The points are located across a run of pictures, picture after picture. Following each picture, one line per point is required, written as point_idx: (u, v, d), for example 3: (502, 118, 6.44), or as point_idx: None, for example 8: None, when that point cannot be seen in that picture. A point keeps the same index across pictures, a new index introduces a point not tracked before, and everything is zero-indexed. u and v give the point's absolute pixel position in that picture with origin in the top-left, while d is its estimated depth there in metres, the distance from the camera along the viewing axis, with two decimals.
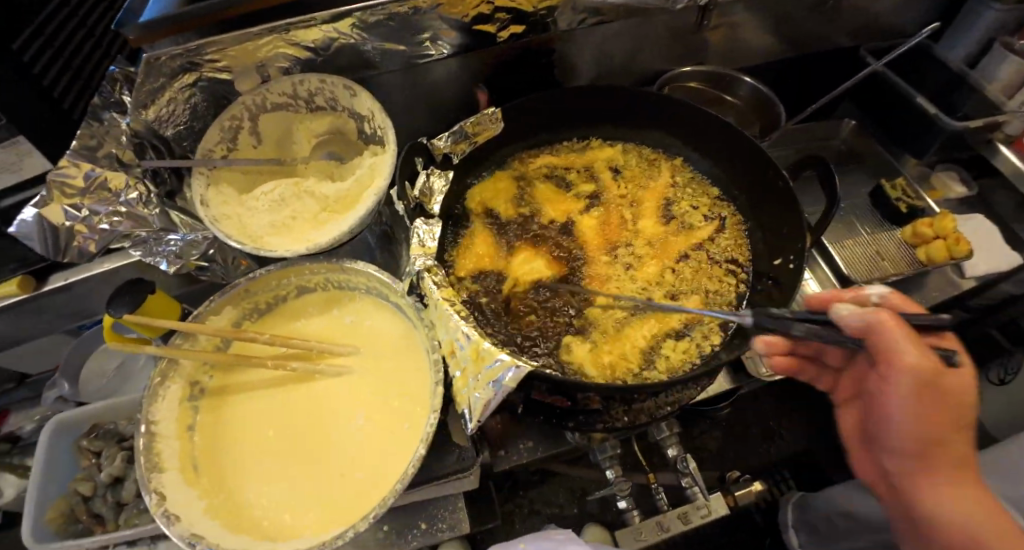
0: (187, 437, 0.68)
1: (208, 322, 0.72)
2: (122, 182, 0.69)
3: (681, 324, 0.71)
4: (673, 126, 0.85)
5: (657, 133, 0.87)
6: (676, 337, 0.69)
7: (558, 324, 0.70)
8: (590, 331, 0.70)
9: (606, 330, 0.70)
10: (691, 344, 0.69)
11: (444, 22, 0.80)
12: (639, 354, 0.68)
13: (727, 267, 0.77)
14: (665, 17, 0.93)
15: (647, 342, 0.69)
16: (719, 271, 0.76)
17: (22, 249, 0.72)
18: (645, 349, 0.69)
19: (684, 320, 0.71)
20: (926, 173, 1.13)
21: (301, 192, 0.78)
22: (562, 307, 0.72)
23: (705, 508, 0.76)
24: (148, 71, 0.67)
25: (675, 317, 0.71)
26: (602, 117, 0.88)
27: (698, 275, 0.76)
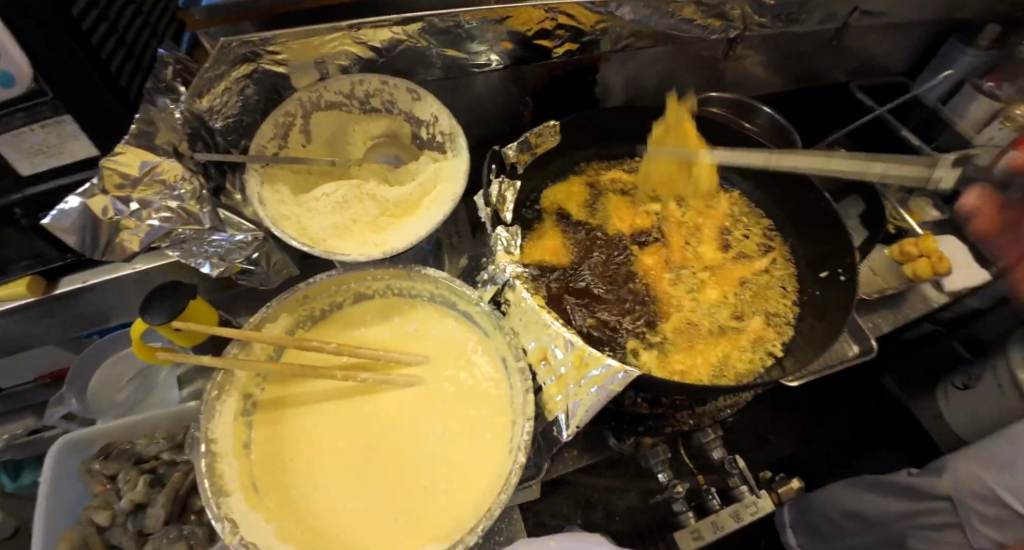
0: (245, 455, 0.62)
1: (264, 330, 0.67)
2: (177, 174, 0.64)
3: (746, 341, 0.73)
4: None
5: None
6: (740, 350, 0.71)
7: (626, 333, 0.72)
8: (660, 342, 0.71)
9: (678, 341, 0.72)
10: (755, 357, 0.71)
11: (507, 33, 0.81)
12: (709, 367, 0.69)
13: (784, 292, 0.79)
14: (699, 46, 1.00)
15: (717, 356, 0.70)
16: (777, 294, 0.79)
17: (42, 244, 0.63)
18: (716, 364, 0.70)
19: (751, 338, 0.73)
20: (905, 198, 1.24)
21: (363, 194, 0.74)
22: (635, 314, 0.74)
23: (754, 505, 0.80)
24: (216, 58, 0.63)
25: (740, 335, 0.73)
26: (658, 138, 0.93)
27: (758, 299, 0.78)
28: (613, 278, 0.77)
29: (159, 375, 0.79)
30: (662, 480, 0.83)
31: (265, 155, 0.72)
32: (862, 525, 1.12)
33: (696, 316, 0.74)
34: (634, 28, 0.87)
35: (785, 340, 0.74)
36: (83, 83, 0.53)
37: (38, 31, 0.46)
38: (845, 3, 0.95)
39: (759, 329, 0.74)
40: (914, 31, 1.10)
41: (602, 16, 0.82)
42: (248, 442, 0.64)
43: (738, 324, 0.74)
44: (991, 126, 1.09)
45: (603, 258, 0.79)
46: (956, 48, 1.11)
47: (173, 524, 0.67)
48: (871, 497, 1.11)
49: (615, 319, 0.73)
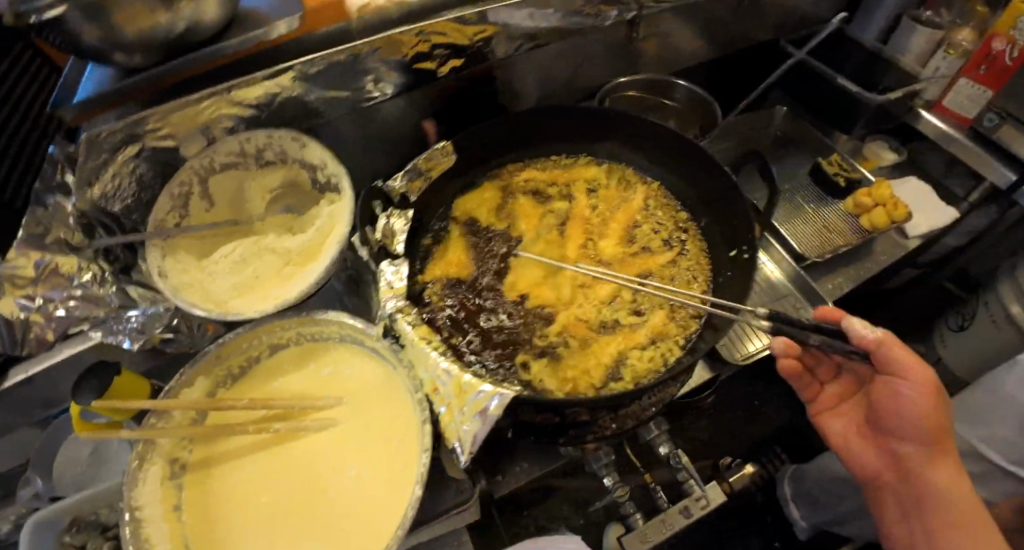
0: (174, 518, 0.66)
1: (181, 396, 0.70)
2: (75, 266, 0.68)
3: (645, 338, 0.72)
4: (623, 138, 0.90)
5: (611, 144, 0.91)
6: (641, 348, 0.71)
7: (520, 342, 0.72)
8: (554, 347, 0.71)
9: (573, 345, 0.72)
10: (655, 354, 0.70)
11: (386, 64, 0.82)
12: (603, 369, 0.69)
13: (691, 282, 0.78)
14: (598, 33, 0.98)
15: (612, 356, 0.70)
16: (683, 286, 0.78)
17: None
18: (611, 364, 0.69)
19: (650, 335, 0.72)
20: (858, 145, 1.19)
21: (261, 249, 0.78)
22: (530, 322, 0.74)
23: (703, 499, 0.78)
24: (88, 151, 0.65)
25: (640, 333, 0.72)
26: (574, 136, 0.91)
27: (662, 293, 0.77)
28: (515, 284, 0.78)
29: (112, 446, 0.83)
30: (608, 484, 0.82)
31: (165, 228, 0.75)
32: (856, 491, 1.08)
33: (591, 317, 0.74)
34: (516, 32, 0.87)
35: (688, 332, 0.72)
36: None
37: None
38: None
39: (659, 324, 0.73)
40: None
41: (478, 27, 0.82)
42: (178, 505, 0.67)
43: (637, 320, 0.74)
44: (935, 57, 1.03)
45: (505, 268, 0.80)
46: None
47: None
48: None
49: (512, 327, 0.74)
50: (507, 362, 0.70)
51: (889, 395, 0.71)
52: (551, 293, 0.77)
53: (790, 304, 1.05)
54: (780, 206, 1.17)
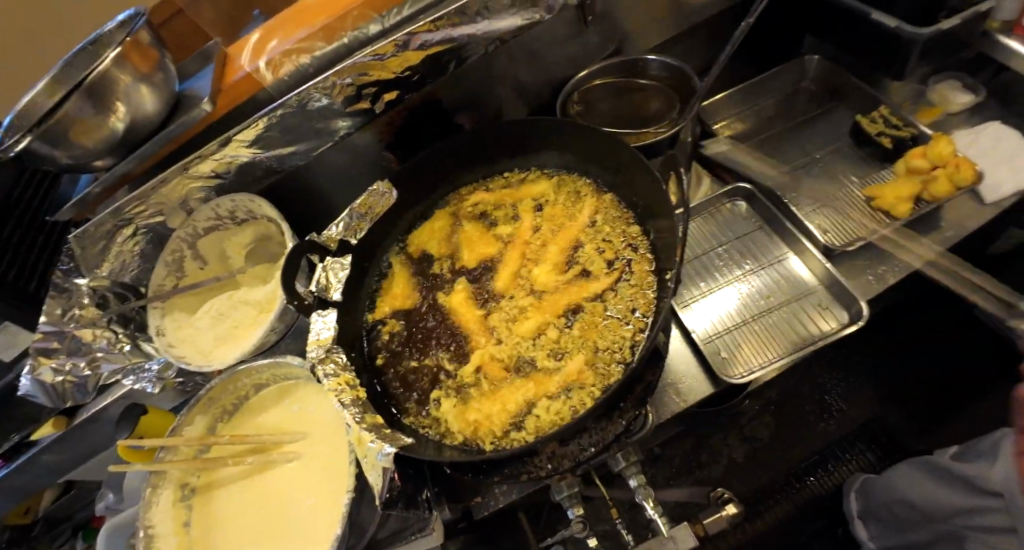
0: (183, 532, 0.80)
1: (184, 432, 0.84)
2: (90, 334, 0.83)
3: (557, 388, 0.67)
4: (574, 146, 0.82)
5: (564, 154, 0.84)
6: (550, 399, 0.66)
7: (437, 381, 0.72)
8: (466, 389, 0.70)
9: (484, 386, 0.70)
10: (564, 406, 0.65)
11: (324, 114, 0.86)
12: (507, 418, 0.66)
13: (626, 317, 0.69)
14: (542, 26, 0.92)
15: (518, 404, 0.67)
16: (616, 321, 0.69)
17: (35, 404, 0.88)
18: (516, 411, 0.66)
19: (562, 382, 0.67)
20: (921, 89, 0.94)
21: (236, 302, 0.87)
22: (451, 359, 0.74)
23: (670, 542, 0.72)
24: (83, 241, 0.79)
25: (553, 381, 0.67)
26: (524, 147, 0.86)
27: (589, 331, 0.69)
28: (447, 319, 0.77)
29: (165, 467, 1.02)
30: (570, 516, 0.79)
31: (163, 291, 0.88)
32: (924, 518, 0.89)
33: (510, 356, 0.71)
34: (445, 52, 0.84)
35: (606, 385, 0.65)
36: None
37: None
38: None
39: (575, 373, 0.66)
40: None
41: (401, 57, 0.81)
42: (187, 522, 0.82)
43: (553, 365, 0.68)
44: None
45: (441, 300, 0.79)
46: None
47: None
48: (916, 493, 0.90)
49: (434, 368, 0.74)
50: (421, 405, 0.70)
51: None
52: (473, 331, 0.75)
53: (813, 303, 0.88)
54: (813, 178, 0.98)
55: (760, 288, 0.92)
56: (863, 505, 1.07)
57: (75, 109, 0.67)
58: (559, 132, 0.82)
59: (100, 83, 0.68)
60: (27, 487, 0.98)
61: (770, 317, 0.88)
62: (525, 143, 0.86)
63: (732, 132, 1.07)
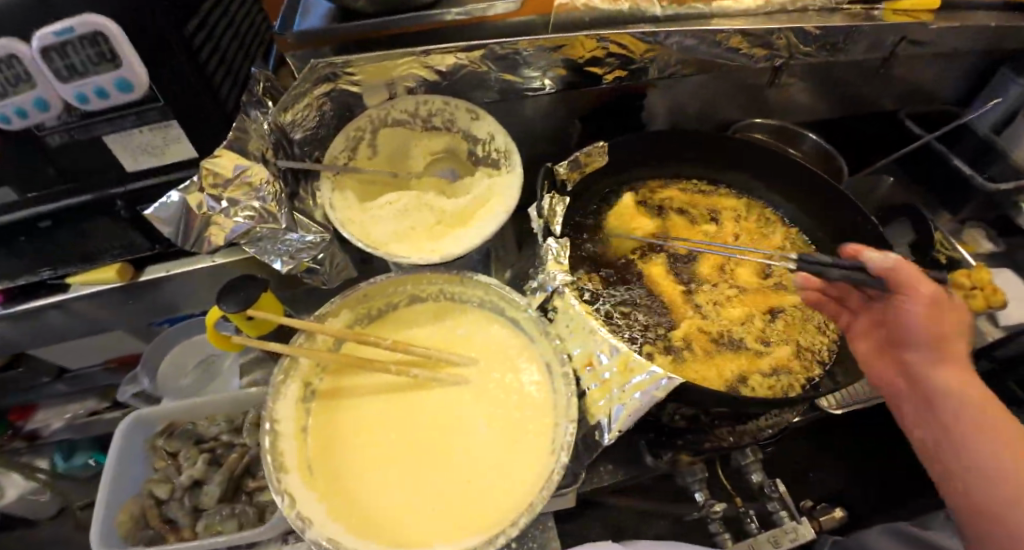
0: (301, 438, 0.67)
1: (327, 322, 0.72)
2: (263, 177, 0.70)
3: (768, 367, 0.71)
4: (772, 180, 0.94)
5: (757, 183, 0.95)
6: (764, 374, 0.70)
7: (649, 336, 0.73)
8: (676, 348, 0.72)
9: (695, 350, 0.72)
10: (777, 384, 0.69)
11: (558, 61, 0.86)
12: (724, 381, 0.68)
13: (824, 328, 0.77)
14: (739, 74, 1.03)
15: (733, 373, 0.69)
16: (814, 328, 0.76)
17: (133, 236, 0.73)
18: (733, 379, 0.69)
19: (774, 364, 0.71)
20: (957, 228, 1.21)
21: (423, 203, 0.80)
22: (660, 321, 0.75)
23: (793, 532, 0.78)
24: (308, 76, 0.71)
25: (764, 360, 0.71)
26: (725, 164, 0.95)
27: (791, 330, 0.76)
28: (655, 285, 0.79)
29: (223, 363, 0.87)
30: (699, 499, 0.82)
31: (336, 164, 0.78)
32: None
33: (718, 331, 0.75)
34: (672, 59, 0.91)
35: (811, 375, 0.71)
36: (183, 77, 0.59)
37: (150, 40, 0.54)
38: (895, 30, 0.94)
39: (786, 358, 0.72)
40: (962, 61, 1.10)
41: (652, 45, 0.86)
42: (305, 428, 0.68)
43: (763, 348, 0.73)
44: None
45: (647, 268, 0.81)
46: (1009, 78, 1.11)
47: (225, 503, 0.75)
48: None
49: (644, 322, 0.75)
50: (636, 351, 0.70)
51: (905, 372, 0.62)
52: (679, 301, 0.77)
53: None
54: None
55: None
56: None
57: None
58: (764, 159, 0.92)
59: None
60: (55, 331, 0.82)
61: None
62: (729, 161, 0.95)
63: None
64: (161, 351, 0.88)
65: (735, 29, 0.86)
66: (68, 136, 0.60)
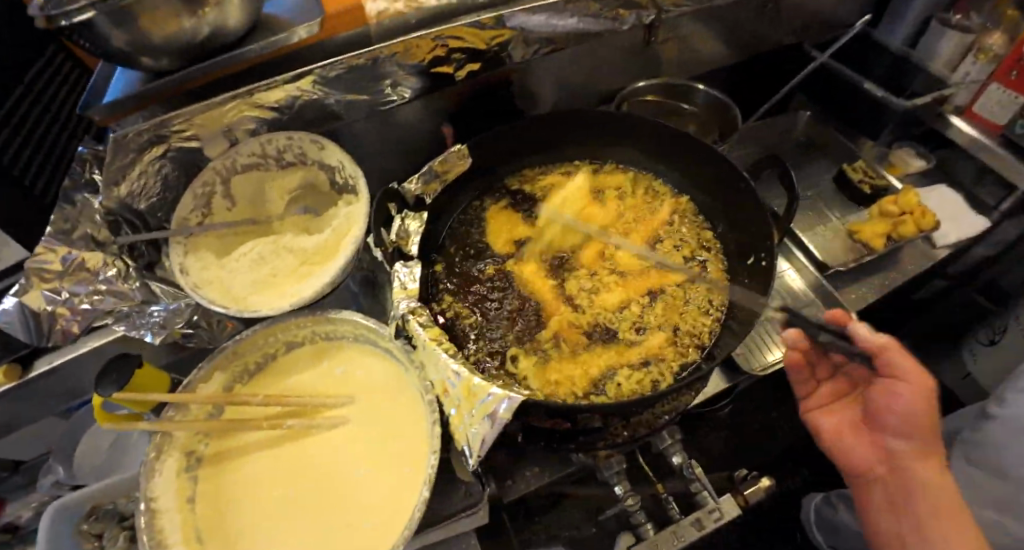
0: (188, 509, 0.67)
1: (198, 390, 0.72)
2: (99, 261, 0.70)
3: (639, 358, 0.69)
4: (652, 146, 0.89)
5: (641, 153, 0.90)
6: (632, 367, 0.68)
7: (518, 340, 0.72)
8: (545, 350, 0.71)
9: (563, 349, 0.71)
10: (645, 376, 0.67)
11: (402, 69, 0.83)
12: (588, 380, 0.67)
13: (704, 307, 0.74)
14: (614, 38, 0.99)
15: (600, 369, 0.68)
16: (693, 309, 0.74)
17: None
18: (599, 375, 0.68)
19: (644, 354, 0.69)
20: (884, 152, 1.16)
21: (280, 248, 0.79)
22: (531, 322, 0.74)
23: (716, 511, 0.76)
24: (117, 149, 0.68)
25: (635, 351, 0.70)
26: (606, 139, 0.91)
27: (669, 313, 0.74)
28: (530, 283, 0.78)
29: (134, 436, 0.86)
30: (618, 492, 0.81)
31: (187, 225, 0.77)
32: None
33: (591, 325, 0.73)
34: (530, 35, 0.88)
35: (686, 360, 0.69)
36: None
37: None
38: None
39: (657, 346, 0.70)
40: None
41: (499, 31, 0.84)
42: (192, 497, 0.69)
43: (635, 338, 0.71)
44: (965, 62, 1.01)
45: (522, 268, 0.79)
46: None
47: None
48: None
49: (516, 325, 0.74)
50: (500, 358, 0.70)
51: (885, 395, 0.71)
52: (550, 299, 0.76)
53: (816, 311, 1.00)
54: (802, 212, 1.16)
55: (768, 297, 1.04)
56: (818, 514, 1.23)
57: None
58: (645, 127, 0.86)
59: None
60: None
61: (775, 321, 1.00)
62: (607, 136, 0.90)
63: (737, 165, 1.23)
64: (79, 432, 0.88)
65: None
66: None
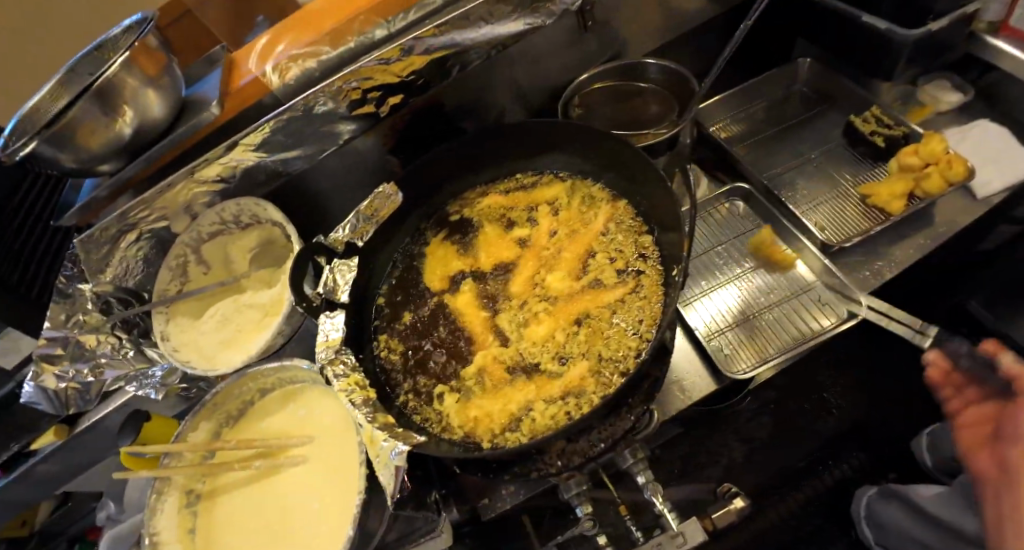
0: (189, 540, 0.79)
1: (188, 439, 0.83)
2: (94, 340, 0.82)
3: (557, 392, 0.67)
4: (583, 150, 0.84)
5: (577, 159, 0.85)
6: (548, 402, 0.66)
7: (444, 377, 0.73)
8: (468, 387, 0.71)
9: (486, 384, 0.71)
10: (560, 410, 0.65)
11: (329, 118, 0.86)
12: (506, 416, 0.67)
13: (630, 329, 0.68)
14: (547, 31, 0.93)
15: (518, 405, 0.67)
16: (618, 331, 0.69)
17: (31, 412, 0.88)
18: (517, 412, 0.67)
19: (563, 387, 0.67)
20: (911, 90, 0.98)
21: (241, 306, 0.87)
22: (457, 358, 0.74)
23: (680, 536, 0.72)
24: (89, 245, 0.79)
25: (554, 384, 0.68)
26: (540, 151, 0.87)
27: (594, 338, 0.70)
28: (461, 316, 0.78)
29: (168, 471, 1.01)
30: (580, 514, 0.79)
31: (166, 295, 0.88)
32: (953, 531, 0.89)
33: (514, 357, 0.71)
34: (446, 56, 0.85)
35: (606, 391, 0.65)
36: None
37: None
38: None
39: (577, 377, 0.67)
40: None
41: (406, 62, 0.82)
42: (192, 528, 0.80)
43: (557, 369, 0.69)
44: None
45: (454, 301, 0.80)
46: None
47: None
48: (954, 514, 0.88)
49: (444, 362, 0.74)
50: (425, 397, 0.71)
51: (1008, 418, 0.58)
52: (478, 331, 0.75)
53: (812, 300, 0.89)
54: (806, 177, 0.99)
55: (761, 286, 0.93)
56: (871, 511, 1.07)
57: (83, 112, 0.67)
58: (573, 131, 0.81)
59: (107, 89, 0.67)
60: (19, 501, 0.97)
61: (767, 315, 0.89)
62: (538, 147, 0.87)
63: (728, 133, 1.09)
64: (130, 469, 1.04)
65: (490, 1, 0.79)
66: None
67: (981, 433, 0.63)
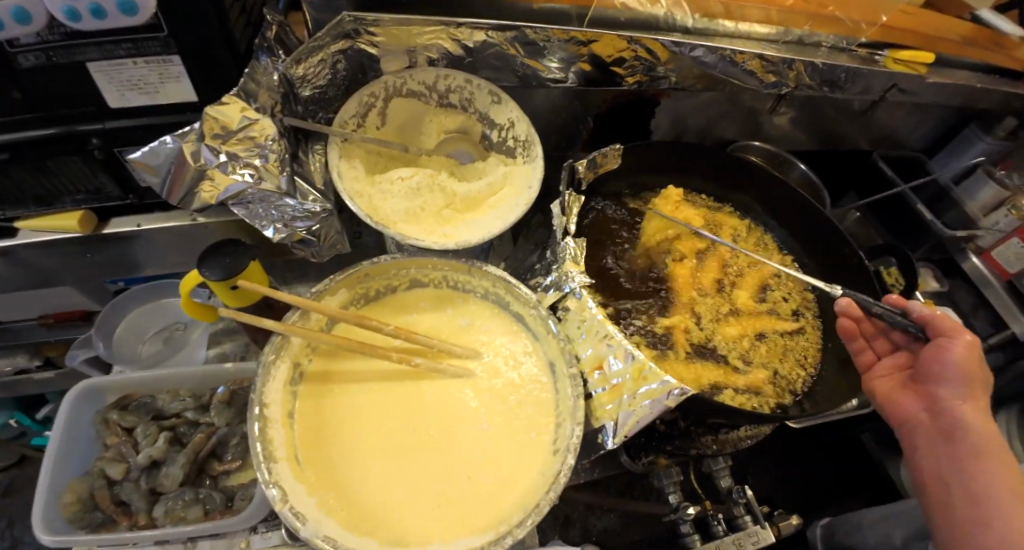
0: (289, 425, 0.61)
1: (323, 301, 0.67)
2: (268, 132, 0.64)
3: (743, 385, 0.75)
4: (766, 200, 0.97)
5: (756, 206, 0.99)
6: (735, 390, 0.74)
7: (645, 336, 0.76)
8: (666, 351, 0.76)
9: (678, 354, 0.76)
10: (746, 400, 0.74)
11: (585, 55, 0.82)
12: (703, 388, 0.72)
13: (799, 359, 0.82)
14: (748, 97, 1.05)
15: (712, 383, 0.74)
16: (792, 359, 0.82)
17: (100, 180, 0.66)
18: (712, 388, 0.73)
19: (749, 383, 0.76)
20: None
21: (435, 183, 0.76)
22: (653, 322, 0.78)
23: (756, 535, 0.82)
24: (331, 28, 0.64)
25: (740, 378, 0.76)
26: (732, 187, 0.98)
27: (772, 355, 0.81)
28: (657, 290, 0.82)
29: (191, 332, 0.83)
30: (674, 501, 0.86)
31: (345, 130, 0.73)
32: None
33: (703, 343, 0.79)
34: (694, 68, 0.89)
35: (781, 401, 0.76)
36: (190, 3, 0.50)
37: None
38: (884, 80, 0.97)
39: (761, 381, 0.76)
40: (937, 112, 1.17)
41: (675, 55, 0.85)
42: (292, 412, 0.63)
43: (741, 368, 0.78)
44: (997, 212, 1.12)
45: (650, 273, 0.84)
46: (975, 135, 1.17)
47: (188, 486, 0.68)
48: None
49: (644, 320, 0.78)
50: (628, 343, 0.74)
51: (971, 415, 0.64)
52: (677, 307, 0.81)
53: None
54: None
55: None
56: None
57: None
58: (775, 187, 0.95)
59: None
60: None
61: None
62: (731, 181, 0.97)
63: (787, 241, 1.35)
64: (120, 309, 0.81)
65: (754, 53, 0.86)
66: (44, 57, 0.51)
67: (895, 380, 0.74)
